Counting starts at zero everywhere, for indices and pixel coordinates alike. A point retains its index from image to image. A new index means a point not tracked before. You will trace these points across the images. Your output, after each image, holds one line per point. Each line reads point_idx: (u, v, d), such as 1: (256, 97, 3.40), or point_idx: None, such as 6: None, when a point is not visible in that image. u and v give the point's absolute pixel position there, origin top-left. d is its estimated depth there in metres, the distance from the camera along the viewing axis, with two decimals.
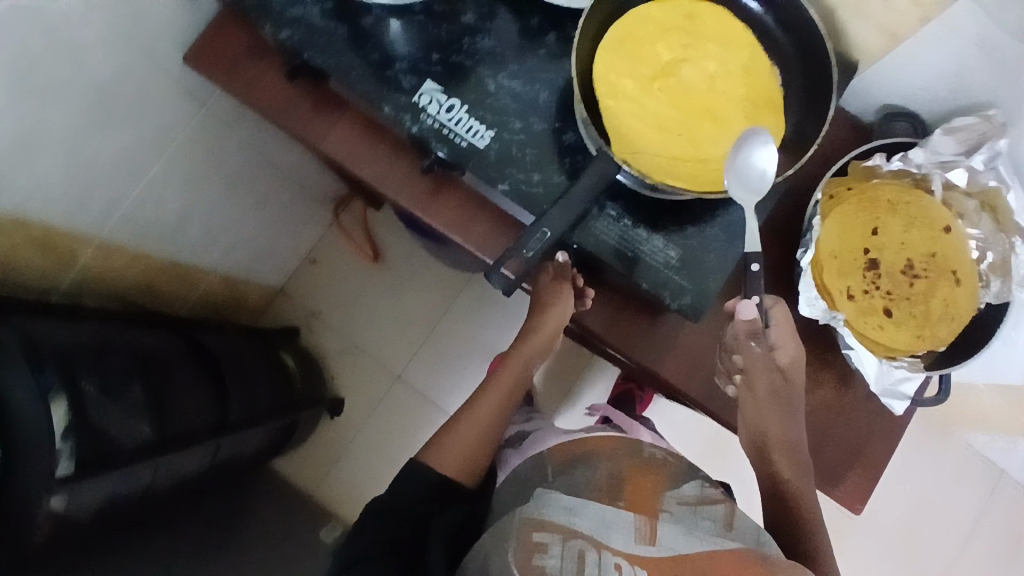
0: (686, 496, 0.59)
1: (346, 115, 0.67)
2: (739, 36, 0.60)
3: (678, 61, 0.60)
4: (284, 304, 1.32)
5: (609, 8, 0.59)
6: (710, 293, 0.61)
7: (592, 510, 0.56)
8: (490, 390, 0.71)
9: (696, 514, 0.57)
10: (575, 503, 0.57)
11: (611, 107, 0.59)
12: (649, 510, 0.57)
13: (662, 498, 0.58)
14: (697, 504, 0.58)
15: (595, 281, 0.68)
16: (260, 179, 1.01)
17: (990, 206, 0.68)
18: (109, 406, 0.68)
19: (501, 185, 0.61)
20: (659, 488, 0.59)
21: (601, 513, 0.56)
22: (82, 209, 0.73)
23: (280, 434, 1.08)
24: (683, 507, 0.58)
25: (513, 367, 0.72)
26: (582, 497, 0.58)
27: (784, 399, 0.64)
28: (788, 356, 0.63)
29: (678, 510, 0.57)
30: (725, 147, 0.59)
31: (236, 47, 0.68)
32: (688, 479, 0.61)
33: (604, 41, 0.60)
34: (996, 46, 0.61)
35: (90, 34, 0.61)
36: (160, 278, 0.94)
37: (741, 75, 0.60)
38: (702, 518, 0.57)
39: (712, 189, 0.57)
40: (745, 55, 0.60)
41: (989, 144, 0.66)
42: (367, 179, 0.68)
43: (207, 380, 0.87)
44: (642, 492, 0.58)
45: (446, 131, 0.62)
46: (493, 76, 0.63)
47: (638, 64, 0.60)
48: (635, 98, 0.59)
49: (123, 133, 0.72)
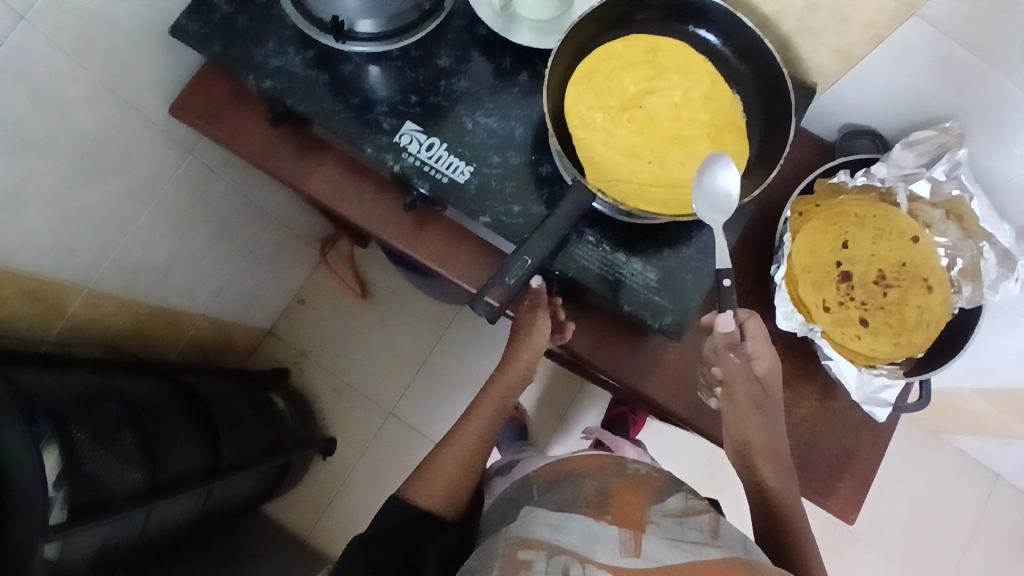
0: (672, 509, 0.60)
1: (329, 157, 0.70)
2: (700, 66, 0.63)
3: (644, 93, 0.63)
4: (274, 346, 1.32)
5: (576, 47, 0.63)
6: (690, 311, 0.63)
7: (580, 526, 0.56)
8: (472, 417, 0.71)
9: (683, 525, 0.58)
10: (562, 518, 0.57)
11: (584, 139, 0.61)
12: (636, 523, 0.57)
13: (648, 511, 0.59)
14: (682, 515, 0.60)
15: (578, 305, 0.70)
16: (247, 223, 1.03)
17: (957, 214, 0.71)
18: (102, 453, 0.68)
19: (483, 218, 0.63)
20: (646, 502, 0.60)
21: (589, 528, 0.56)
22: (69, 259, 0.73)
23: (273, 476, 1.07)
24: (670, 518, 0.58)
25: (495, 394, 0.72)
26: (569, 513, 0.57)
27: (764, 409, 0.65)
28: (765, 365, 0.63)
29: (664, 520, 0.58)
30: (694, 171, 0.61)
31: (220, 97, 0.70)
32: (672, 494, 0.62)
33: (571, 79, 0.63)
34: (943, 65, 0.64)
35: (76, 90, 0.63)
36: (148, 325, 0.94)
37: (704, 103, 0.63)
38: (689, 527, 0.58)
39: (686, 212, 0.60)
40: (706, 85, 0.63)
41: (949, 155, 0.69)
42: (352, 218, 0.69)
43: (198, 423, 0.87)
44: (628, 506, 0.59)
45: (426, 167, 0.64)
46: (469, 115, 0.65)
47: (606, 98, 0.62)
48: (605, 130, 0.62)
49: (111, 182, 0.73)
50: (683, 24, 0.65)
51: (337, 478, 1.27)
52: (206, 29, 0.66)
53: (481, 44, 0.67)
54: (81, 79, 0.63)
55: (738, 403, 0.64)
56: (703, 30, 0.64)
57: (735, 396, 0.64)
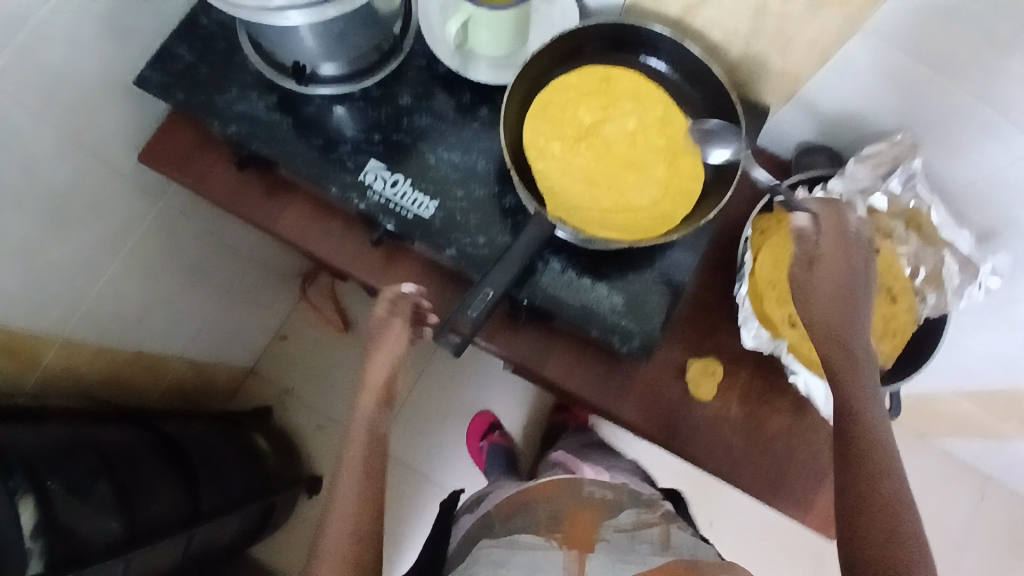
0: (622, 524, 0.67)
1: (297, 197, 0.70)
2: (653, 93, 0.65)
3: (601, 121, 0.64)
4: (256, 384, 1.31)
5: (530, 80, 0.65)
6: (656, 334, 0.64)
7: (525, 546, 0.63)
8: (344, 474, 0.63)
9: (633, 539, 0.64)
10: (505, 548, 0.63)
11: (542, 169, 0.63)
12: (584, 543, 0.63)
13: (600, 528, 0.65)
14: (632, 529, 0.66)
15: (547, 331, 0.69)
16: (223, 265, 1.04)
17: (916, 223, 0.72)
18: (75, 504, 0.68)
19: (449, 250, 0.64)
20: (597, 519, 0.67)
21: (530, 549, 0.63)
22: (41, 312, 0.74)
23: (257, 519, 1.06)
24: (620, 534, 0.65)
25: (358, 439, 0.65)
26: (509, 548, 0.63)
27: (838, 290, 0.59)
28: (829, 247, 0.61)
29: (613, 537, 0.64)
30: (651, 196, 0.63)
31: (186, 144, 0.71)
32: (622, 511, 0.69)
33: (529, 112, 0.64)
34: (900, 82, 0.64)
35: (40, 145, 0.64)
36: (125, 370, 0.94)
37: (660, 129, 0.64)
38: (639, 540, 0.64)
39: (645, 237, 0.61)
40: (659, 110, 0.65)
41: (903, 166, 0.69)
42: (321, 255, 0.70)
43: (176, 470, 0.85)
44: (580, 526, 0.65)
45: (392, 204, 0.65)
46: (432, 151, 0.67)
47: (563, 128, 0.64)
48: (565, 159, 0.63)
49: (81, 233, 0.74)
50: (634, 54, 0.67)
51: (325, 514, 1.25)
52: (170, 79, 0.67)
53: (440, 82, 0.69)
54: (46, 133, 0.64)
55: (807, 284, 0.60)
56: (653, 59, 0.67)
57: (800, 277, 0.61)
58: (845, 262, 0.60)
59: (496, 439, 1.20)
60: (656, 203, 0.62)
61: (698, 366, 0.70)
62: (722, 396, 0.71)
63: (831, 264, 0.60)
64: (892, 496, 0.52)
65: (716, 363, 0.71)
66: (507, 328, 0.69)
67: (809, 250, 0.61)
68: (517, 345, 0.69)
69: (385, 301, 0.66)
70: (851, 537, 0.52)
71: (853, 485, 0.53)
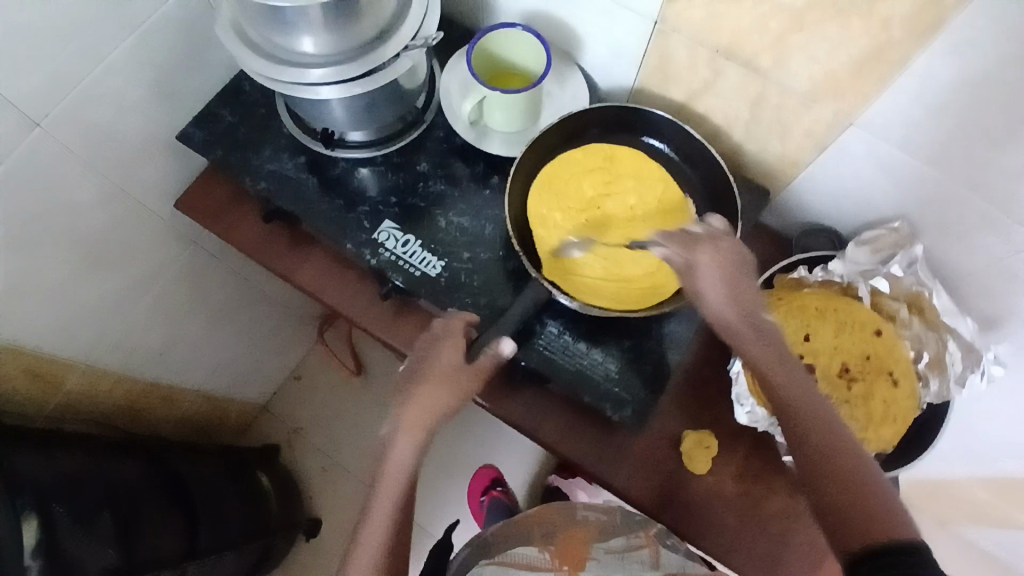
0: (613, 546, 0.79)
1: (317, 250, 0.75)
2: (655, 172, 0.68)
3: (601, 195, 0.68)
4: (267, 423, 1.34)
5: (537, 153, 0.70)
6: (649, 404, 0.66)
7: (523, 557, 0.77)
8: (375, 509, 0.58)
9: (623, 559, 0.76)
10: (505, 562, 0.75)
11: (542, 237, 0.66)
12: (574, 562, 0.76)
13: (590, 547, 0.79)
14: (622, 551, 0.78)
15: (544, 395, 0.71)
16: (245, 307, 1.08)
17: (918, 306, 0.71)
18: (78, 532, 0.71)
19: (452, 307, 0.67)
20: (589, 540, 0.80)
21: (526, 562, 0.76)
22: (70, 341, 0.78)
23: (252, 560, 1.07)
24: (610, 553, 0.77)
25: (389, 480, 0.58)
26: (505, 566, 0.75)
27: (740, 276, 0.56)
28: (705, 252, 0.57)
29: (603, 556, 0.77)
30: (644, 266, 0.64)
31: (221, 196, 0.76)
32: (614, 535, 0.81)
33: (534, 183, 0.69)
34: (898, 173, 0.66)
35: (86, 190, 0.70)
36: (142, 401, 0.97)
37: (657, 207, 0.67)
38: (629, 560, 0.76)
39: (632, 309, 0.63)
40: (660, 188, 0.68)
41: (903, 251, 0.70)
42: (334, 305, 0.73)
43: (173, 506, 0.87)
44: (574, 542, 0.79)
45: (402, 262, 0.68)
46: (444, 215, 0.71)
47: (565, 199, 0.68)
48: (561, 228, 0.66)
49: (115, 272, 0.79)
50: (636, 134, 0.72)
51: (321, 561, 1.26)
52: (210, 137, 0.73)
53: (457, 152, 0.73)
54: (92, 180, 0.70)
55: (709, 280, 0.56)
56: (652, 139, 0.71)
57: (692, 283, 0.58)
58: (738, 279, 0.56)
59: (497, 496, 1.19)
60: (648, 275, 0.64)
61: (692, 439, 0.70)
62: (717, 471, 0.71)
63: (724, 282, 0.56)
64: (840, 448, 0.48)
65: (710, 437, 0.70)
66: (504, 392, 0.71)
67: (696, 270, 0.57)
68: (514, 406, 0.70)
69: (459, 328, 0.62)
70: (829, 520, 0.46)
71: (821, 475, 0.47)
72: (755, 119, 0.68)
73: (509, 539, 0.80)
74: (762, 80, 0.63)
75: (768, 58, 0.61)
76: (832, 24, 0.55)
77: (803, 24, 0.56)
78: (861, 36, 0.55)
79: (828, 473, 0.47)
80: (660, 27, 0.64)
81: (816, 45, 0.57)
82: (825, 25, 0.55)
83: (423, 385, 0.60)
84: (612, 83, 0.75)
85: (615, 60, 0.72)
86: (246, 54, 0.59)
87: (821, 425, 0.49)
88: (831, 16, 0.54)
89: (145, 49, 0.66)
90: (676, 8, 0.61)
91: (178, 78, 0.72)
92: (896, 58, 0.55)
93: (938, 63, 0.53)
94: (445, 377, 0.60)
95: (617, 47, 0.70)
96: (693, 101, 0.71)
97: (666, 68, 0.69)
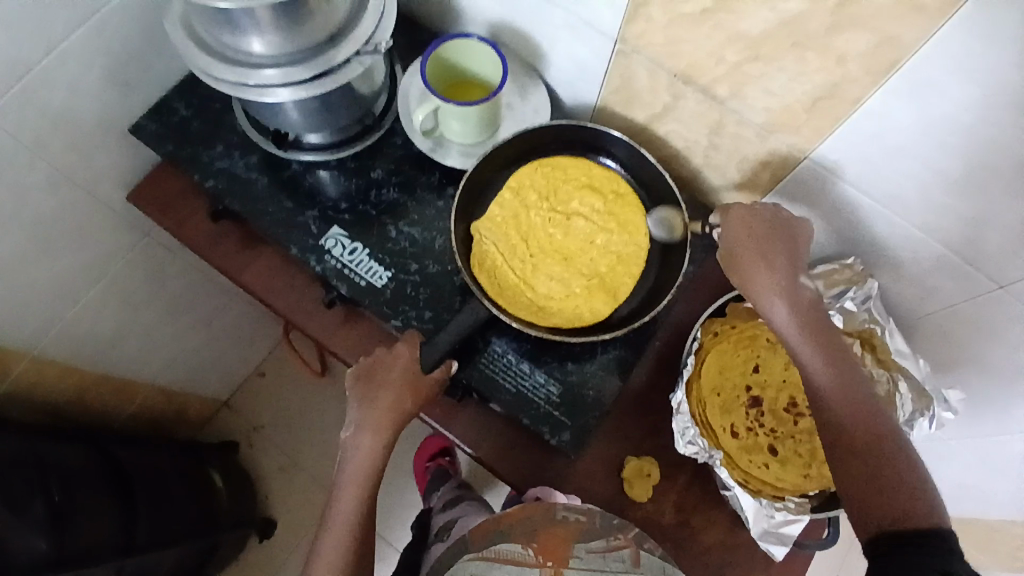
0: (594, 545, 0.59)
1: (267, 251, 0.73)
2: (639, 226, 0.69)
3: (574, 212, 0.70)
4: (227, 418, 1.32)
5: (490, 172, 0.70)
6: (588, 430, 0.65)
7: (504, 553, 0.58)
8: (340, 500, 0.58)
9: (605, 559, 0.58)
10: (486, 558, 0.58)
11: (505, 198, 0.69)
12: (557, 559, 0.57)
13: (572, 547, 0.58)
14: (604, 550, 0.58)
15: (486, 412, 0.70)
16: (207, 299, 1.07)
17: (870, 344, 0.69)
18: (10, 525, 0.69)
19: (394, 320, 0.66)
20: (570, 538, 0.59)
21: (508, 559, 0.57)
22: (15, 327, 0.76)
23: (198, 557, 1.05)
24: (593, 555, 0.58)
25: (352, 483, 0.58)
26: (489, 562, 0.58)
27: (791, 261, 0.59)
28: (754, 236, 0.60)
29: (587, 556, 0.57)
30: (551, 288, 0.67)
31: (171, 191, 0.75)
32: (595, 535, 0.60)
33: (529, 162, 0.71)
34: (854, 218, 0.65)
35: (32, 177, 0.68)
36: (94, 391, 0.95)
37: (609, 253, 0.68)
38: (611, 561, 0.58)
39: (504, 304, 0.65)
40: (629, 240, 0.69)
41: (860, 284, 0.67)
42: (280, 309, 0.72)
43: (118, 496, 0.85)
44: (555, 539, 0.59)
45: (347, 270, 0.67)
46: (394, 225, 0.70)
47: (546, 189, 0.70)
48: (520, 209, 0.69)
49: (63, 260, 0.78)
50: (594, 155, 0.72)
51: (273, 560, 1.25)
52: (163, 131, 0.72)
53: (413, 161, 0.73)
54: (38, 168, 0.68)
55: (756, 254, 0.59)
56: (606, 158, 0.72)
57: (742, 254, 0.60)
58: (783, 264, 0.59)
59: (444, 463, 1.08)
60: (550, 297, 0.66)
61: (633, 466, 0.69)
62: (657, 500, 0.69)
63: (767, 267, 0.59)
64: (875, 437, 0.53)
65: (652, 465, 0.70)
66: (447, 407, 0.70)
67: (737, 255, 0.60)
68: (458, 423, 0.70)
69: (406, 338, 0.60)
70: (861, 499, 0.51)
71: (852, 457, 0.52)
72: (713, 145, 0.67)
73: (484, 532, 0.62)
74: (719, 108, 0.62)
75: (725, 86, 0.60)
76: (788, 57, 0.54)
77: (759, 54, 0.55)
78: (816, 72, 0.54)
79: (866, 460, 0.52)
80: (620, 47, 0.63)
81: (771, 77, 0.57)
82: (780, 57, 0.54)
83: (381, 388, 0.59)
84: (575, 99, 0.74)
85: (578, 77, 0.71)
86: (194, 53, 0.58)
87: (856, 410, 0.54)
88: (786, 49, 0.53)
89: (99, 39, 0.65)
90: (635, 30, 0.60)
91: (133, 70, 0.71)
92: (850, 95, 0.54)
93: (893, 102, 0.52)
94: (402, 381, 0.59)
95: (580, 65, 0.69)
96: (654, 123, 0.70)
97: (628, 89, 0.68)
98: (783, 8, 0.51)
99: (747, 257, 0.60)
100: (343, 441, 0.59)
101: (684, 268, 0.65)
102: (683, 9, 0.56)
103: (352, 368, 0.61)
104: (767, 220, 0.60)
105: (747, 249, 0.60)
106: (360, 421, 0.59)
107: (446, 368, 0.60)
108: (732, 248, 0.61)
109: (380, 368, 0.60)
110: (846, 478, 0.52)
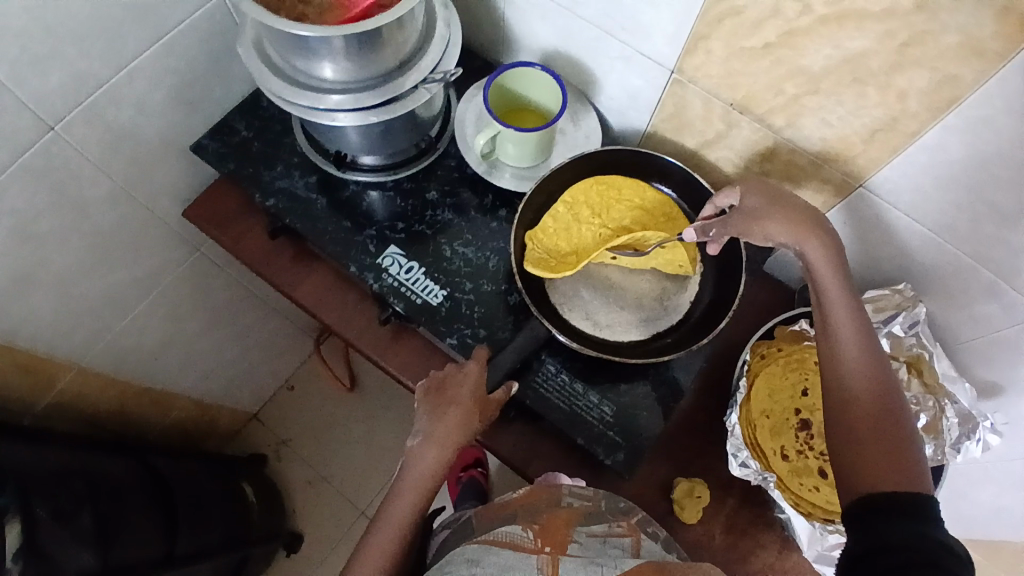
0: (595, 530, 0.56)
1: (321, 267, 0.74)
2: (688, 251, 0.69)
3: (627, 229, 0.70)
4: (256, 431, 1.33)
5: (541, 199, 0.72)
6: (641, 451, 0.65)
7: (505, 536, 0.55)
8: (394, 504, 0.58)
9: (605, 543, 0.54)
10: (485, 541, 0.54)
11: (560, 210, 0.70)
12: (557, 544, 0.53)
13: (572, 530, 0.55)
14: (605, 535, 0.55)
15: (536, 430, 0.70)
16: (246, 313, 1.08)
17: (918, 367, 0.67)
18: (59, 536, 0.68)
19: (450, 338, 0.67)
20: (572, 522, 0.56)
21: (507, 539, 0.54)
22: (66, 338, 0.77)
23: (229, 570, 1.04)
24: (592, 538, 0.54)
25: (411, 491, 0.58)
26: (487, 545, 0.53)
27: (811, 216, 0.59)
28: (769, 196, 0.60)
29: (586, 540, 0.53)
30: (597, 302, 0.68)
31: (229, 206, 0.76)
32: (597, 519, 0.57)
33: (585, 179, 0.72)
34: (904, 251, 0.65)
35: (96, 190, 0.70)
36: (134, 403, 0.95)
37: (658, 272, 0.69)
38: (612, 545, 0.54)
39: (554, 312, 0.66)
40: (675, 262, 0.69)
41: (908, 312, 0.66)
42: (331, 324, 0.73)
43: (159, 509, 0.85)
44: (555, 524, 0.55)
45: (404, 288, 0.69)
46: (449, 243, 0.71)
47: (601, 205, 0.71)
48: (572, 223, 0.70)
49: (117, 273, 0.79)
50: (646, 179, 0.74)
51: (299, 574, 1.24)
52: (224, 150, 0.74)
53: (467, 183, 0.74)
54: (101, 183, 0.70)
55: (777, 206, 0.59)
56: (661, 184, 0.74)
57: (759, 206, 0.60)
58: (805, 226, 0.58)
59: (477, 473, 1.07)
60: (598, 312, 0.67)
61: (683, 487, 0.69)
62: (706, 522, 0.70)
63: (788, 225, 0.59)
64: (875, 394, 0.53)
65: (702, 487, 0.70)
66: (498, 425, 0.70)
67: (754, 213, 0.60)
68: (505, 441, 0.70)
69: (481, 362, 0.62)
70: (848, 452, 0.52)
71: (850, 420, 0.53)
72: (765, 173, 0.69)
73: (491, 521, 0.59)
74: (774, 136, 0.64)
75: (781, 117, 0.61)
76: (848, 91, 0.55)
77: (819, 87, 0.57)
78: (876, 106, 0.55)
79: (863, 418, 0.52)
80: (676, 76, 0.65)
81: (830, 109, 0.58)
82: (840, 91, 0.56)
83: (451, 403, 0.60)
84: (625, 125, 0.76)
85: (630, 105, 0.72)
86: (265, 76, 0.59)
87: (860, 371, 0.54)
88: (847, 83, 0.55)
89: (166, 60, 0.67)
90: (694, 61, 0.62)
91: (196, 90, 0.73)
92: (909, 131, 0.55)
93: (951, 136, 0.53)
94: (473, 402, 0.60)
95: (633, 93, 0.71)
96: (705, 149, 0.71)
97: (680, 117, 0.69)
98: (846, 46, 0.52)
99: (765, 215, 0.60)
100: (408, 449, 0.59)
101: (741, 290, 0.67)
102: (744, 42, 0.57)
103: (422, 383, 0.62)
104: (786, 192, 0.61)
105: (765, 208, 0.60)
106: (427, 431, 0.59)
107: (507, 389, 0.62)
108: (749, 207, 0.61)
109: (452, 384, 0.61)
110: (841, 436, 0.53)
